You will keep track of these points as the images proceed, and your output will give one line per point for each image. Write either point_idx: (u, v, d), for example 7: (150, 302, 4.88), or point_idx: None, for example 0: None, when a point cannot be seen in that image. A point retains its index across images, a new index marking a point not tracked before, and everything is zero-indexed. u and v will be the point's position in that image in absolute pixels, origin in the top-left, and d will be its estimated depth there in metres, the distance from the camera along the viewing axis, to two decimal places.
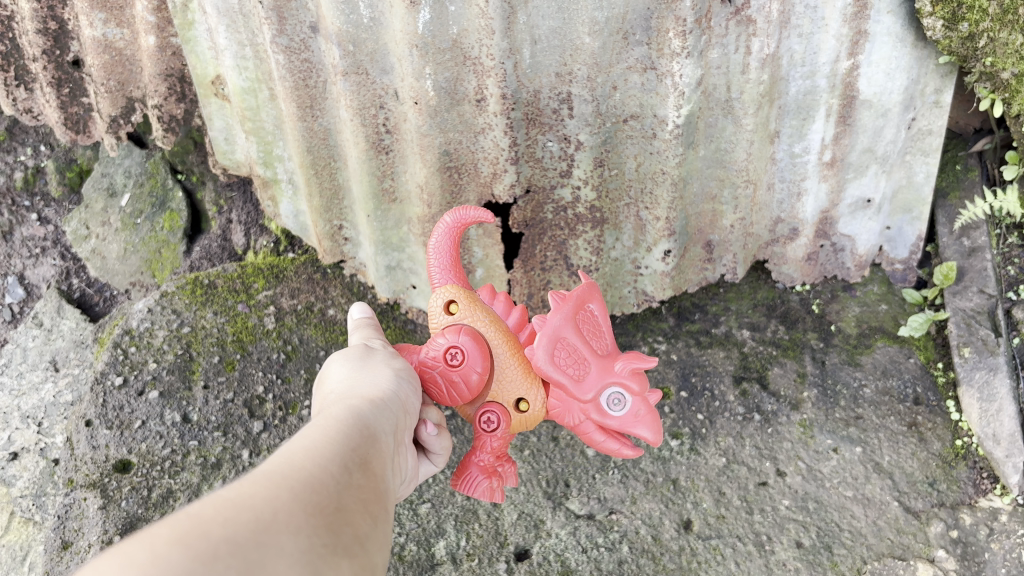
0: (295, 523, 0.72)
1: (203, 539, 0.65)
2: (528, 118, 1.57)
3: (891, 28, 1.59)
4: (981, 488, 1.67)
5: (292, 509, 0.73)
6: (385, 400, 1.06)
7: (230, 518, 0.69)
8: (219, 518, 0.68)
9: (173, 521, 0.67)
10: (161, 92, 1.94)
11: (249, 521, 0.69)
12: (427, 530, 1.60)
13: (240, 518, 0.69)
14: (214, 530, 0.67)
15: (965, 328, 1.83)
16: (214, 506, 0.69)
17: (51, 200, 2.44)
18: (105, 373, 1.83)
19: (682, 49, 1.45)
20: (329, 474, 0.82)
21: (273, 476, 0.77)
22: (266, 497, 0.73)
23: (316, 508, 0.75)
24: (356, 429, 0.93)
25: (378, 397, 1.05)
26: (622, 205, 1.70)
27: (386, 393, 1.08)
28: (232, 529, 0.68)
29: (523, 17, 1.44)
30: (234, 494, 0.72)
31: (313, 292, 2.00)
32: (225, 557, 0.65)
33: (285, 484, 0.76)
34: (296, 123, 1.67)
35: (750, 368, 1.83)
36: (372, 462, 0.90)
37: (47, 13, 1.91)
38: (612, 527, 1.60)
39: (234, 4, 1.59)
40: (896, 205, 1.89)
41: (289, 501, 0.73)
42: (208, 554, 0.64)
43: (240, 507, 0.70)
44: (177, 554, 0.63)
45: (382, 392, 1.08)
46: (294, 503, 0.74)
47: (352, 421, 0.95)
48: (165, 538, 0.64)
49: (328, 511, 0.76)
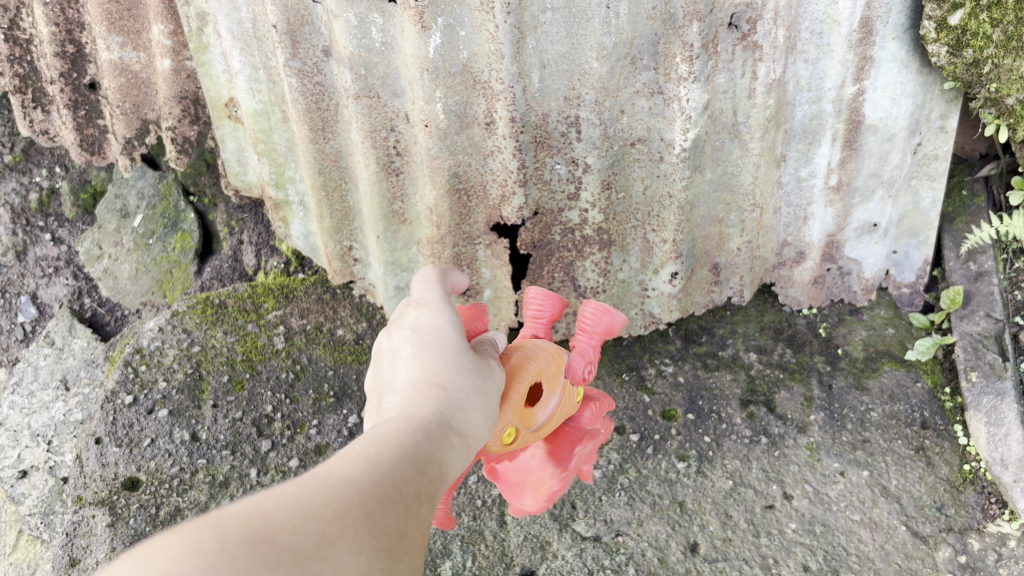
0: (360, 543, 0.67)
1: (272, 545, 0.61)
2: (537, 140, 1.58)
3: (896, 54, 1.60)
4: (989, 513, 1.66)
5: (361, 529, 0.68)
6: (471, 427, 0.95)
7: (299, 526, 0.63)
8: (288, 522, 0.63)
9: (244, 509, 0.62)
10: (175, 114, 1.98)
11: (318, 533, 0.64)
12: (433, 551, 1.61)
13: (311, 525, 0.64)
14: (282, 535, 0.62)
15: (973, 352, 1.84)
16: (285, 503, 0.64)
17: (65, 221, 2.47)
18: (116, 391, 1.85)
19: (688, 74, 1.47)
20: (404, 500, 0.75)
21: (349, 481, 0.71)
22: (339, 507, 0.68)
23: (382, 532, 0.70)
24: (438, 455, 0.84)
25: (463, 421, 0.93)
26: (630, 228, 1.71)
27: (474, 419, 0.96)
28: (300, 537, 0.62)
29: (532, 41, 1.46)
30: (307, 493, 0.67)
31: (323, 312, 2.02)
32: (288, 568, 0.60)
33: (361, 501, 0.70)
34: (307, 146, 1.69)
35: (757, 391, 1.83)
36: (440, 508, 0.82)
37: (65, 36, 1.94)
38: (618, 549, 1.59)
39: (248, 29, 1.62)
40: (903, 230, 1.90)
41: (360, 518, 0.68)
42: (272, 557, 0.59)
43: (313, 514, 0.65)
44: (243, 553, 0.58)
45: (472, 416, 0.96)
46: (364, 521, 0.69)
47: (437, 443, 0.85)
48: (234, 532, 0.59)
49: (394, 544, 0.71)
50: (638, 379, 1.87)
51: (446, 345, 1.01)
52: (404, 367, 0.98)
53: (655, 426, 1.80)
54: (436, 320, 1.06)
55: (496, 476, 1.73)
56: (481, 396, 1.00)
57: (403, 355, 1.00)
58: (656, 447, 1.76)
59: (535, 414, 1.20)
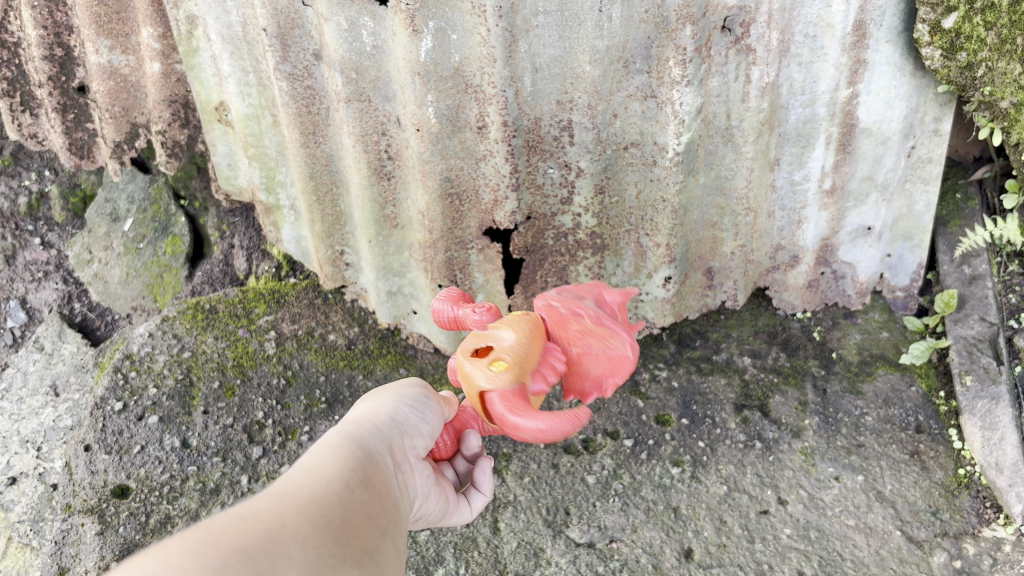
0: (302, 534, 0.75)
1: (216, 550, 0.68)
2: (529, 145, 1.57)
3: (890, 57, 1.60)
4: (984, 518, 1.65)
5: (299, 522, 0.76)
6: (383, 422, 1.06)
7: (240, 529, 0.72)
8: (227, 531, 0.71)
9: (183, 535, 0.70)
10: (165, 118, 1.96)
11: (258, 532, 0.72)
12: (426, 558, 1.59)
13: (251, 531, 0.72)
14: (225, 540, 0.70)
15: (968, 356, 1.83)
16: (224, 520, 0.73)
17: (54, 225, 2.46)
18: (105, 398, 1.83)
19: (681, 78, 1.46)
20: (333, 493, 0.84)
21: (278, 495, 0.80)
22: (273, 512, 0.76)
23: (322, 522, 0.78)
24: (352, 454, 0.95)
25: (372, 421, 1.06)
26: (623, 232, 1.70)
27: (385, 417, 1.08)
28: (245, 539, 0.71)
29: (523, 46, 1.44)
30: (241, 511, 0.75)
31: (314, 317, 2.00)
32: (237, 564, 0.68)
33: (291, 501, 0.79)
34: (298, 150, 1.68)
35: (752, 396, 1.83)
36: (375, 483, 0.92)
37: (53, 39, 1.92)
38: (612, 556, 1.59)
39: (238, 32, 1.61)
40: (897, 233, 1.89)
41: (294, 515, 0.76)
42: (220, 561, 0.67)
43: (249, 519, 0.73)
44: (188, 563, 0.66)
45: (380, 416, 1.08)
46: (300, 517, 0.77)
47: (348, 447, 0.96)
48: (176, 548, 0.67)
49: (334, 525, 0.79)
50: (631, 384, 1.85)
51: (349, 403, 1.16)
52: None
53: (648, 431, 1.79)
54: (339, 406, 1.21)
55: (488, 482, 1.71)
56: (380, 395, 1.13)
57: None
58: (650, 452, 1.75)
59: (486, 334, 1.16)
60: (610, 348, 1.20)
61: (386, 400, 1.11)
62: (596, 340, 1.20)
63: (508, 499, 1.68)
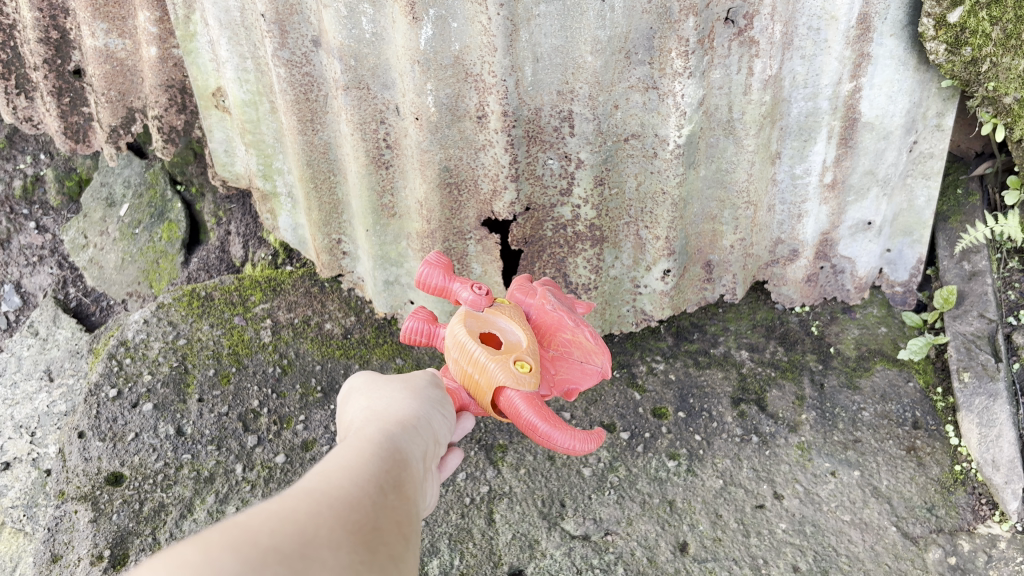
0: (336, 538, 0.72)
1: (253, 547, 0.66)
2: (529, 135, 1.54)
3: (894, 51, 1.58)
4: (980, 514, 1.64)
5: (334, 525, 0.74)
6: (420, 425, 1.04)
7: (277, 529, 0.69)
8: (265, 528, 0.69)
9: (220, 527, 0.68)
10: (162, 103, 1.94)
11: (294, 533, 0.70)
12: (420, 549, 1.58)
13: (287, 530, 0.70)
14: (262, 538, 0.68)
15: (965, 353, 1.83)
16: (261, 516, 0.71)
17: (50, 209, 2.45)
18: (99, 384, 1.82)
19: (683, 69, 1.45)
20: (368, 494, 0.82)
21: (315, 491, 0.78)
22: (309, 511, 0.74)
23: (356, 526, 0.76)
24: (388, 452, 0.92)
25: (410, 419, 1.03)
26: (622, 224, 1.69)
27: (420, 416, 1.06)
28: (280, 538, 0.69)
29: (525, 34, 1.41)
30: (278, 507, 0.73)
31: (311, 306, 2.00)
32: (273, 564, 0.66)
33: (326, 502, 0.76)
34: (296, 137, 1.67)
35: (749, 390, 1.84)
36: (408, 489, 0.89)
37: (49, 22, 1.89)
38: (607, 548, 1.57)
39: (236, 17, 1.59)
40: (896, 228, 1.88)
41: (331, 516, 0.74)
42: (258, 561, 0.65)
43: (286, 519, 0.71)
44: (229, 559, 0.64)
45: (415, 414, 1.05)
46: (335, 519, 0.74)
47: (386, 444, 0.94)
48: (214, 541, 0.66)
49: (367, 531, 0.76)
50: (629, 376, 1.87)
51: (380, 382, 1.14)
52: (352, 408, 1.10)
53: (645, 424, 1.79)
54: (359, 375, 1.18)
55: (484, 474, 1.71)
56: (416, 392, 1.11)
57: (349, 404, 1.13)
58: (646, 445, 1.76)
59: (499, 325, 1.25)
60: (589, 363, 1.32)
61: (420, 403, 1.09)
62: (579, 351, 1.31)
63: (504, 491, 1.68)
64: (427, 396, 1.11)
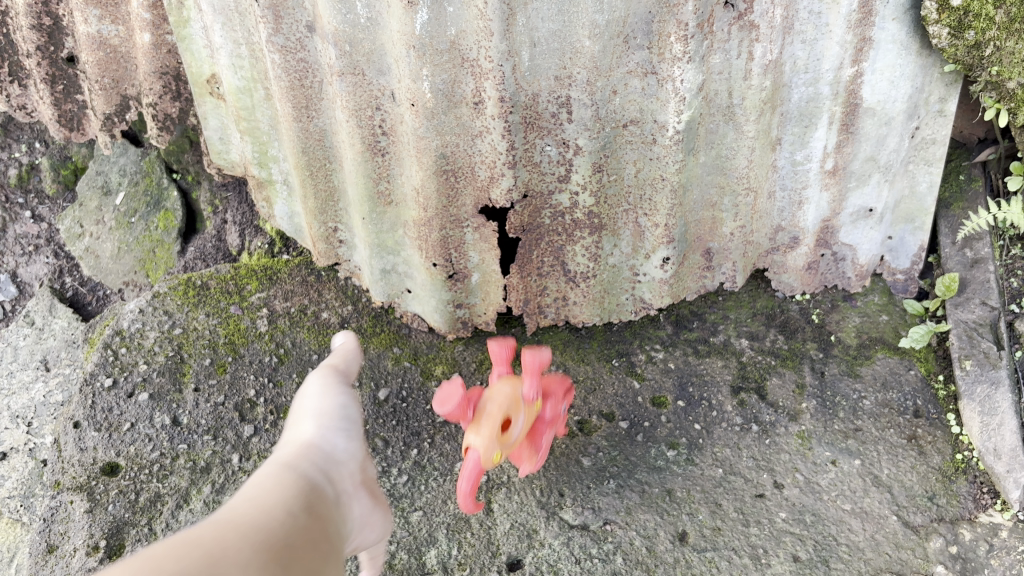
0: (247, 559, 0.60)
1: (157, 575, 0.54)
2: (526, 121, 1.52)
3: (896, 35, 1.56)
4: (981, 503, 1.63)
5: (243, 545, 0.61)
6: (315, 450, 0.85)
7: (181, 555, 0.57)
8: (168, 554, 0.57)
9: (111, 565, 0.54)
10: (156, 90, 1.93)
11: (200, 557, 0.58)
12: (417, 539, 1.56)
13: (189, 555, 0.58)
14: (167, 565, 0.56)
15: (967, 341, 1.81)
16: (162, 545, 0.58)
17: (45, 198, 2.43)
18: (94, 374, 1.81)
19: (683, 54, 1.43)
20: (276, 519, 0.67)
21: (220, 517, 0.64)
22: (214, 536, 0.61)
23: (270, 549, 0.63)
24: (295, 474, 0.78)
25: (308, 443, 0.85)
26: (621, 211, 1.67)
27: (321, 437, 0.87)
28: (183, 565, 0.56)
29: (522, 18, 1.39)
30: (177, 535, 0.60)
31: (307, 295, 1.98)
32: None
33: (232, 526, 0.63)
34: (291, 124, 1.65)
35: (749, 378, 1.83)
36: (323, 511, 0.75)
37: (41, 8, 1.87)
38: (606, 538, 1.56)
39: (230, 2, 1.57)
40: (898, 215, 1.86)
41: (238, 538, 0.61)
42: None
43: (189, 544, 0.59)
44: None
45: (314, 438, 0.87)
46: (246, 541, 0.62)
47: (287, 469, 0.79)
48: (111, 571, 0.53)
49: (284, 553, 0.64)
50: (627, 365, 1.86)
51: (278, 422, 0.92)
52: None
53: (644, 413, 1.78)
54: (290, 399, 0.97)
55: None
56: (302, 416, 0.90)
57: None
58: (646, 434, 1.75)
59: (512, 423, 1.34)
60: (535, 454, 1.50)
61: (320, 423, 0.89)
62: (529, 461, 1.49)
63: (502, 480, 1.66)
64: (333, 413, 0.91)
